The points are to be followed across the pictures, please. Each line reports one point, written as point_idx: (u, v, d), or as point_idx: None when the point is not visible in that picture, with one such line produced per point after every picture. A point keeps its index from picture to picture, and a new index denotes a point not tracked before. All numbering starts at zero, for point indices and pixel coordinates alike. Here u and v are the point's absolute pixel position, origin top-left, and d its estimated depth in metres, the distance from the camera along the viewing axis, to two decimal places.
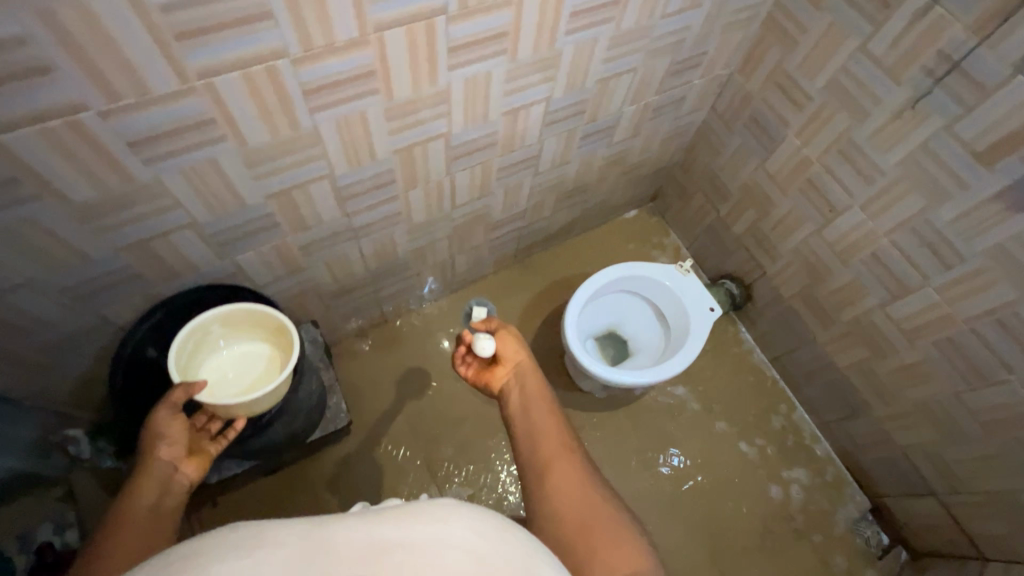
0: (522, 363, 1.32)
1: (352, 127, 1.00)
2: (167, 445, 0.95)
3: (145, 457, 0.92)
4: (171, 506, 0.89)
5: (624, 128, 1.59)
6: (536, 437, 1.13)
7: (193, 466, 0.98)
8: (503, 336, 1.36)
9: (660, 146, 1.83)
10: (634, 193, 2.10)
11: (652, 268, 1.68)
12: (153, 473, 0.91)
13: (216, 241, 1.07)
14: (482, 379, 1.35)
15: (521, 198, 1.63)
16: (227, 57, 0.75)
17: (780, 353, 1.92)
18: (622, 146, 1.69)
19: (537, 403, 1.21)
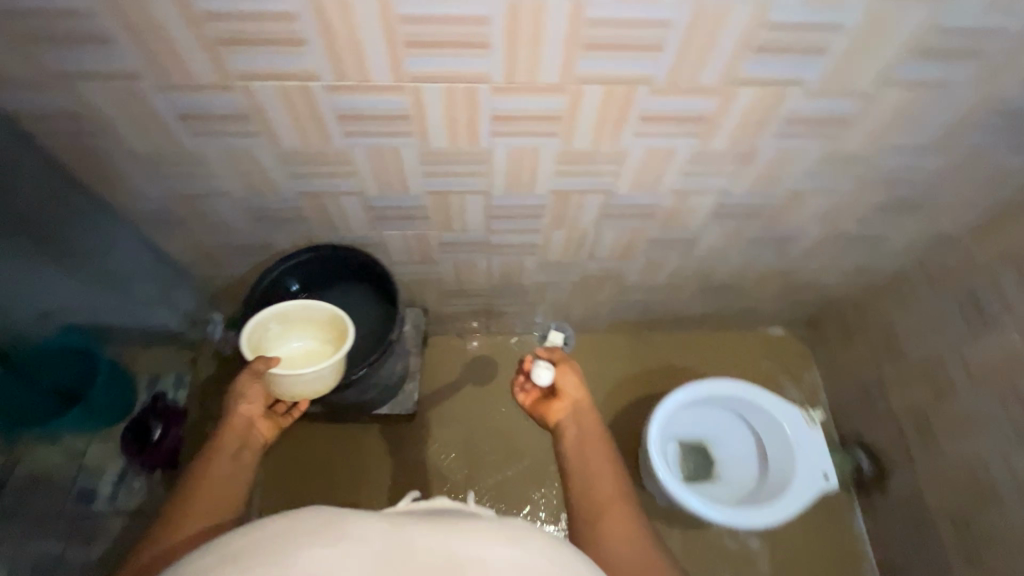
0: (580, 401, 1.32)
1: (522, 158, 1.03)
2: (248, 404, 1.09)
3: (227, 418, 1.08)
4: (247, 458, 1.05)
5: (802, 246, 1.43)
6: (589, 479, 1.13)
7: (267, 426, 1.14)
8: (564, 368, 1.36)
9: (838, 278, 1.62)
10: (787, 312, 1.89)
11: (773, 403, 1.49)
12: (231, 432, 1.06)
13: (373, 213, 1.18)
14: (538, 409, 1.36)
15: (660, 274, 1.55)
16: (439, 70, 0.82)
17: (896, 563, 1.57)
18: (792, 262, 1.52)
19: (594, 446, 1.19)
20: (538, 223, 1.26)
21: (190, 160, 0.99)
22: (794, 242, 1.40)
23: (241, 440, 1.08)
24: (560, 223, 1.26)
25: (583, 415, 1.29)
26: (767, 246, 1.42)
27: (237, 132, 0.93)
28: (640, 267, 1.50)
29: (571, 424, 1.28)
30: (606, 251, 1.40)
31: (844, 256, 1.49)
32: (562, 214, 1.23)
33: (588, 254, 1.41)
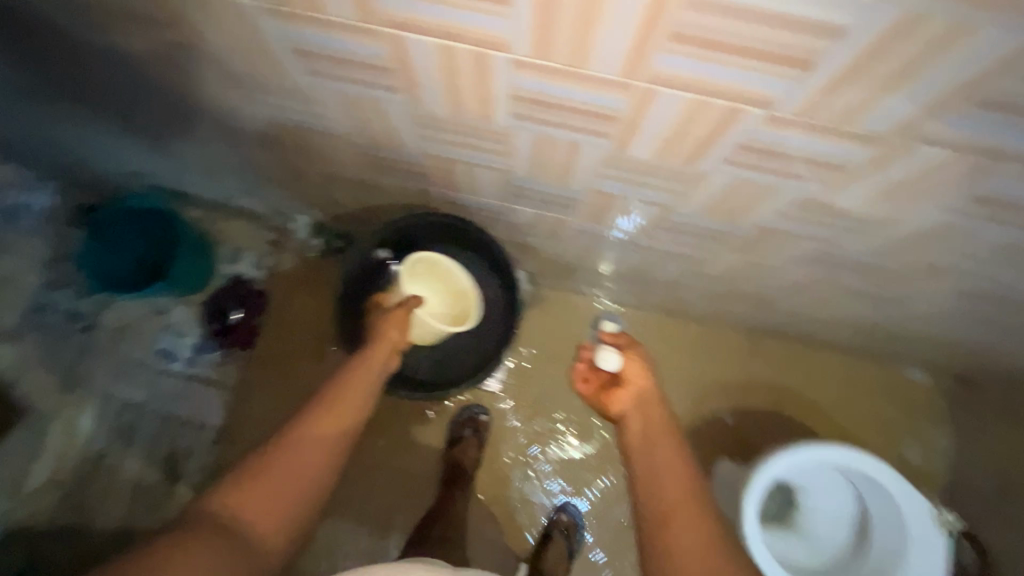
0: (645, 390, 0.99)
1: (746, 191, 0.72)
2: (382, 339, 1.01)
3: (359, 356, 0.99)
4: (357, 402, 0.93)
5: None
6: (657, 493, 0.87)
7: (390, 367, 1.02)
8: (628, 349, 1.01)
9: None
10: (945, 366, 1.57)
11: (904, 490, 1.25)
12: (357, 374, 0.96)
13: (511, 189, 0.92)
14: (598, 398, 1.04)
15: (823, 310, 1.25)
16: (702, 78, 0.50)
17: None
18: (1003, 341, 1.18)
19: (664, 444, 0.92)
20: (713, 244, 0.96)
21: (301, 93, 0.74)
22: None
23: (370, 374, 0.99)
24: (742, 250, 0.96)
25: (649, 407, 0.98)
26: (989, 324, 1.08)
27: (370, 83, 0.65)
28: (807, 300, 1.20)
29: (636, 417, 0.97)
30: (777, 282, 1.11)
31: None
32: (751, 245, 0.92)
33: (752, 278, 1.12)
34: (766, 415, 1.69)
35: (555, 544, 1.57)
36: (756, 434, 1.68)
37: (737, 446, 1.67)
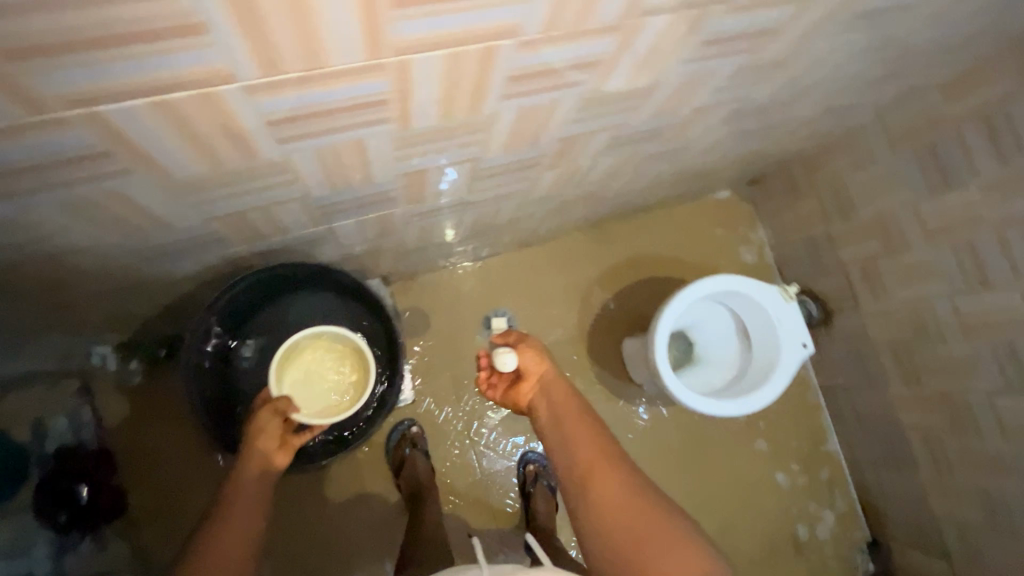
0: (546, 373, 1.19)
1: (533, 116, 0.75)
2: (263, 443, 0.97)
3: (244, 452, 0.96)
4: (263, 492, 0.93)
5: (786, 126, 1.33)
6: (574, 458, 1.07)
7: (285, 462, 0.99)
8: (523, 347, 1.20)
9: (798, 144, 1.57)
10: (738, 178, 1.87)
11: (754, 285, 1.52)
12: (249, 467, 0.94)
13: (321, 211, 0.85)
14: (506, 396, 1.23)
15: (639, 180, 1.39)
16: (445, 33, 0.49)
17: (837, 384, 1.86)
18: (766, 142, 1.43)
19: (568, 412, 1.13)
20: (532, 171, 1.00)
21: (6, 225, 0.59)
22: (778, 127, 1.29)
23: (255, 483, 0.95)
24: (559, 165, 1.02)
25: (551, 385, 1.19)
26: (752, 135, 1.30)
27: (91, 176, 0.54)
28: (624, 179, 1.32)
29: (541, 399, 1.18)
30: (595, 177, 1.20)
31: (812, 127, 1.43)
32: (564, 157, 0.98)
33: (578, 183, 1.20)
34: (640, 286, 1.89)
35: (540, 493, 1.58)
36: (639, 306, 1.87)
37: (631, 324, 1.85)
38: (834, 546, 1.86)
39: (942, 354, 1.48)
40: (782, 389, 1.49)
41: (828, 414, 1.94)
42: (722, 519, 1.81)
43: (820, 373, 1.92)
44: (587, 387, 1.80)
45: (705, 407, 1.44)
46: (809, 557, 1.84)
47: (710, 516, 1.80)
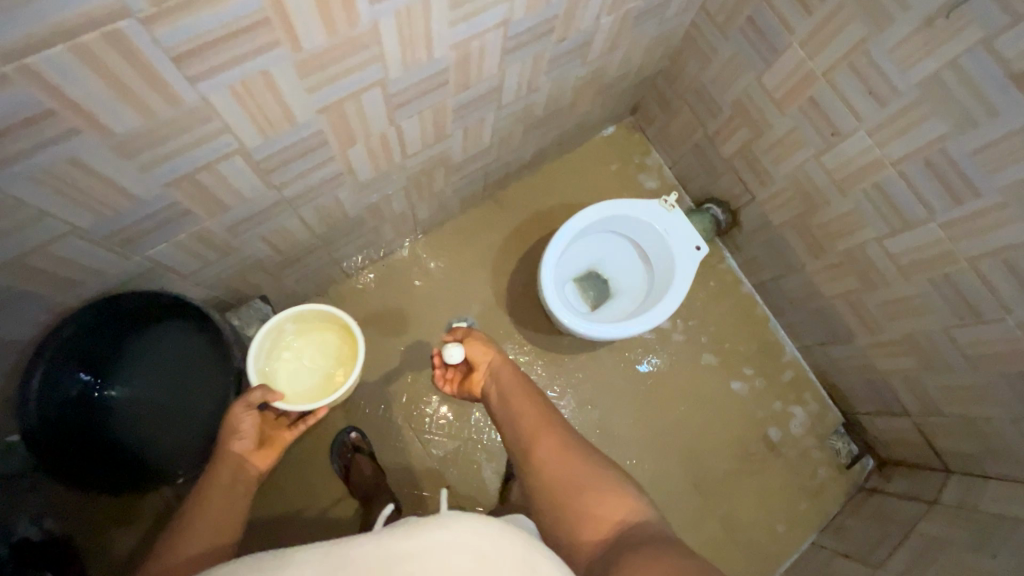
0: (493, 360, 1.20)
1: (256, 92, 0.77)
2: (240, 439, 1.04)
3: (223, 446, 1.03)
4: (242, 481, 1.01)
5: (601, 43, 1.34)
6: (517, 431, 1.06)
7: (263, 457, 1.07)
8: (469, 340, 1.22)
9: (639, 58, 1.58)
10: (610, 110, 1.87)
11: (632, 204, 1.52)
12: (228, 461, 1.01)
13: (116, 242, 0.89)
14: (463, 388, 1.24)
15: (482, 136, 1.41)
16: (38, 29, 0.53)
17: (765, 279, 1.84)
18: (595, 64, 1.44)
19: (515, 391, 1.12)
20: (329, 151, 1.03)
21: None
22: (587, 45, 1.30)
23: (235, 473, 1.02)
24: (355, 138, 1.04)
25: (500, 370, 1.19)
26: (567, 60, 1.31)
27: None
28: (460, 139, 1.34)
29: (490, 383, 1.18)
30: (418, 142, 1.22)
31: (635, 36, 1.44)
32: (350, 129, 1.01)
33: (403, 153, 1.22)
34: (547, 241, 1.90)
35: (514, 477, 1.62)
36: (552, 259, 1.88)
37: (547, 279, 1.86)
38: (810, 437, 1.83)
39: (832, 215, 1.46)
40: (684, 297, 1.48)
41: (769, 311, 1.91)
42: (689, 441, 1.80)
43: (748, 274, 1.91)
44: (520, 351, 1.81)
45: (611, 335, 1.45)
46: (788, 455, 1.81)
47: (677, 441, 1.79)
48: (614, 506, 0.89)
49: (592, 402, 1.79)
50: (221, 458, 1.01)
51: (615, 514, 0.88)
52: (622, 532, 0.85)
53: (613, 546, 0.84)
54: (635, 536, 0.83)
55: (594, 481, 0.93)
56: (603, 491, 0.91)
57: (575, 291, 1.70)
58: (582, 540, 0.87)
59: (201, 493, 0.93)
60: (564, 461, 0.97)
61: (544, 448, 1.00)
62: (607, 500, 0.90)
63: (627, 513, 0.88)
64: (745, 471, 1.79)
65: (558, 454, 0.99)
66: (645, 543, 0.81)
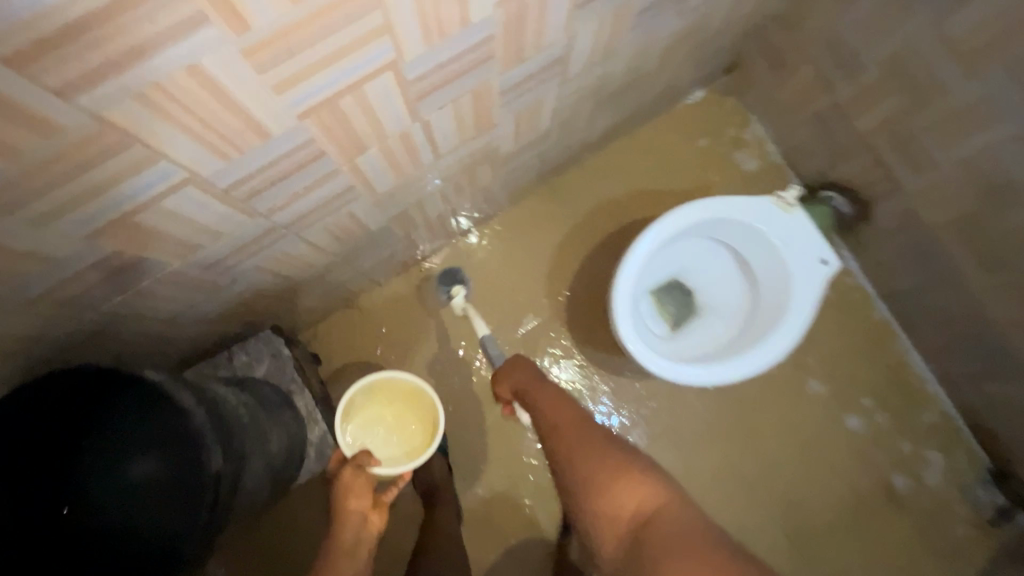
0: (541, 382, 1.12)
1: (190, 100, 0.49)
2: (355, 502, 1.00)
3: (340, 510, 0.99)
4: (364, 548, 0.99)
5: None
6: (567, 465, 0.97)
7: (380, 517, 1.03)
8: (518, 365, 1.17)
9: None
10: (703, 70, 1.46)
11: (739, 202, 1.16)
12: (348, 528, 0.98)
13: (49, 304, 0.66)
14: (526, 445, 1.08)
15: (539, 119, 1.08)
16: None
17: (899, 290, 1.44)
18: (699, 12, 1.05)
19: (562, 413, 1.03)
20: (329, 161, 0.73)
21: None
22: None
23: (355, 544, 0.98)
24: (369, 141, 0.75)
25: (553, 412, 1.04)
26: (663, 10, 0.94)
27: None
28: (511, 125, 1.02)
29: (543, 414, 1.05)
30: (455, 136, 0.90)
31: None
32: (360, 130, 0.71)
33: (435, 152, 0.91)
34: (616, 237, 1.55)
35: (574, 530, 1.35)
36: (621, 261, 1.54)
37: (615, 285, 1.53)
38: (946, 488, 1.46)
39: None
40: (806, 327, 1.13)
41: (898, 327, 1.52)
42: (789, 488, 1.46)
43: (874, 280, 1.50)
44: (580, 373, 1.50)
45: (707, 378, 1.11)
46: (916, 510, 1.45)
47: (774, 488, 1.46)
48: (645, 502, 0.86)
49: (667, 437, 1.47)
50: (340, 526, 0.98)
51: (648, 509, 0.85)
52: (655, 527, 0.82)
53: (645, 540, 0.81)
54: (663, 528, 0.81)
55: (624, 478, 0.89)
56: (636, 485, 0.88)
57: (653, 307, 1.36)
58: (618, 530, 0.87)
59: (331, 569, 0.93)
60: (621, 482, 0.89)
61: (576, 452, 0.96)
62: (643, 496, 0.87)
63: (670, 521, 0.82)
64: (860, 528, 1.44)
65: (623, 484, 0.89)
66: (675, 516, 0.82)
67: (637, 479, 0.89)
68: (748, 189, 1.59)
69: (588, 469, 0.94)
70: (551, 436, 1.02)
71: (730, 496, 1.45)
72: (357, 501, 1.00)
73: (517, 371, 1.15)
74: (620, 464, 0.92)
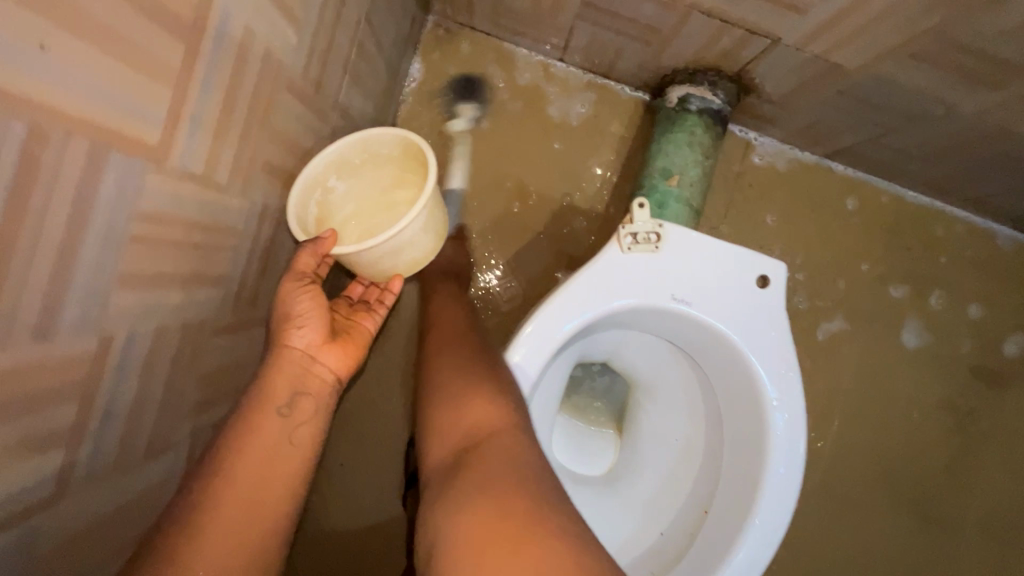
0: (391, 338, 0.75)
1: None
2: (298, 338, 0.58)
3: (274, 351, 0.57)
4: (313, 410, 0.57)
5: (159, 84, 0.37)
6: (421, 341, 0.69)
7: (340, 359, 0.61)
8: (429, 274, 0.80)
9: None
10: (382, 37, 0.80)
11: (577, 305, 0.61)
12: (283, 377, 0.56)
13: None
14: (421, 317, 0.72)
15: (138, 472, 0.49)
16: None
17: (849, 144, 0.94)
18: (217, 46, 0.42)
19: (444, 321, 0.69)
20: None
21: None
22: (67, 45, 0.29)
23: (302, 385, 0.57)
24: None
25: (436, 316, 0.72)
26: (95, 154, 0.33)
27: None
28: (91, 569, 0.45)
29: (448, 312, 0.71)
30: None
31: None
32: None
33: None
34: None
35: None
36: None
37: None
38: None
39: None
40: (798, 435, 0.64)
41: (874, 177, 1.02)
42: (882, 469, 1.04)
43: (809, 145, 0.98)
44: None
45: None
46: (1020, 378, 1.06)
47: (870, 482, 1.03)
48: (482, 411, 0.53)
49: None
50: (268, 380, 0.55)
51: (490, 429, 0.52)
52: (488, 443, 0.50)
53: (441, 501, 0.48)
54: (489, 451, 0.49)
55: (474, 389, 0.56)
56: (479, 404, 0.54)
57: (572, 439, 0.85)
58: (436, 459, 0.53)
59: (253, 434, 0.52)
60: (467, 357, 0.61)
61: (443, 353, 0.64)
62: (475, 411, 0.54)
63: (504, 454, 0.49)
64: (979, 445, 1.05)
65: (460, 363, 0.60)
66: (509, 441, 0.50)
67: (480, 393, 0.55)
68: (576, 150, 1.01)
69: (444, 376, 0.60)
70: (428, 331, 0.70)
71: (832, 531, 1.03)
72: (303, 325, 0.58)
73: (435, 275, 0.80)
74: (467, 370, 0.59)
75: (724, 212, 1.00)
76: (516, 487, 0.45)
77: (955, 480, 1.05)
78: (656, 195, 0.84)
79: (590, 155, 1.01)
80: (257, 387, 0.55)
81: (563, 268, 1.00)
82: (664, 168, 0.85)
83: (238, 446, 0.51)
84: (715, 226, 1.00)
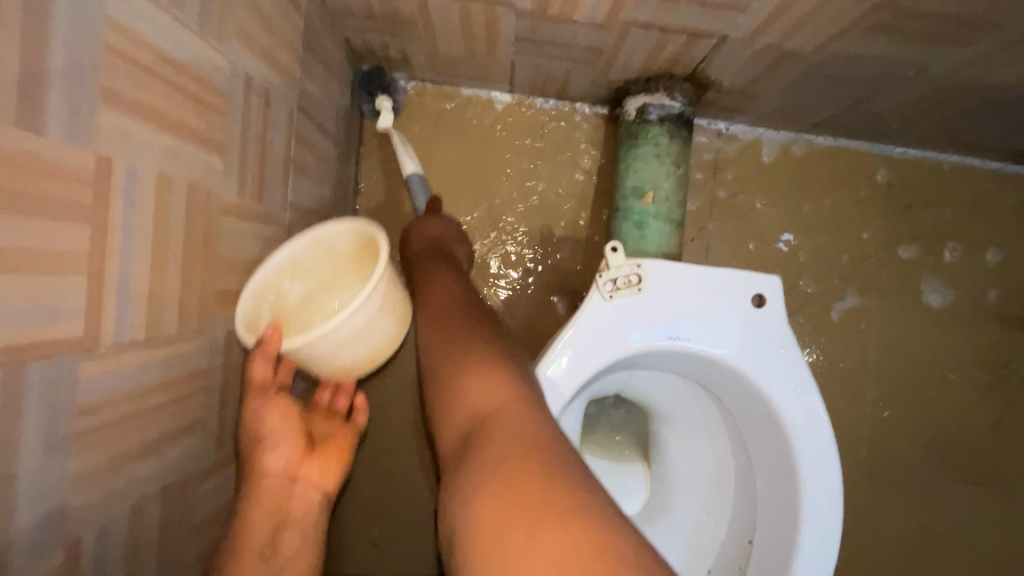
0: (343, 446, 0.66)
1: None
2: (273, 459, 0.56)
3: (252, 481, 0.55)
4: (299, 541, 0.58)
5: (67, 279, 0.34)
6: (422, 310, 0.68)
7: (320, 473, 0.60)
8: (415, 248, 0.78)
9: (219, 8, 0.48)
10: (322, 117, 0.77)
11: (574, 363, 0.58)
12: (269, 496, 0.55)
13: None
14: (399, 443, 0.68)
15: None
16: None
17: (823, 117, 0.89)
18: (130, 210, 0.40)
19: (438, 301, 0.66)
20: None
21: None
22: None
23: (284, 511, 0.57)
24: None
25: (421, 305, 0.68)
26: (9, 376, 0.31)
27: None
28: None
29: (435, 296, 0.67)
30: None
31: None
32: None
33: None
34: None
35: None
36: None
37: None
38: None
39: None
40: (831, 454, 0.60)
41: (857, 142, 0.98)
42: (928, 438, 0.99)
43: (783, 124, 0.93)
44: None
45: None
46: None
47: (917, 455, 0.99)
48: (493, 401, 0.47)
49: None
50: (246, 519, 0.54)
51: (493, 407, 0.47)
52: (496, 425, 0.45)
53: (472, 451, 0.44)
54: (496, 431, 0.44)
55: (483, 369, 0.52)
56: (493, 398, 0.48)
57: (601, 484, 0.78)
58: (450, 437, 0.49)
59: (238, 569, 0.52)
60: (465, 339, 0.58)
61: (441, 334, 0.60)
62: (479, 392, 0.49)
63: (510, 424, 0.44)
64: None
65: (456, 344, 0.57)
66: (528, 437, 0.42)
67: (495, 388, 0.49)
68: (547, 177, 0.97)
69: (450, 365, 0.55)
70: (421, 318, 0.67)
71: (888, 512, 0.99)
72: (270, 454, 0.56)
73: (418, 228, 0.79)
74: (481, 356, 0.54)
75: (710, 209, 0.96)
76: (534, 478, 0.38)
77: (1007, 434, 1.00)
78: (633, 217, 0.81)
79: (561, 182, 0.97)
80: (234, 528, 0.54)
81: (561, 292, 0.96)
82: (635, 186, 0.82)
83: (243, 535, 0.54)
84: (704, 226, 0.96)
